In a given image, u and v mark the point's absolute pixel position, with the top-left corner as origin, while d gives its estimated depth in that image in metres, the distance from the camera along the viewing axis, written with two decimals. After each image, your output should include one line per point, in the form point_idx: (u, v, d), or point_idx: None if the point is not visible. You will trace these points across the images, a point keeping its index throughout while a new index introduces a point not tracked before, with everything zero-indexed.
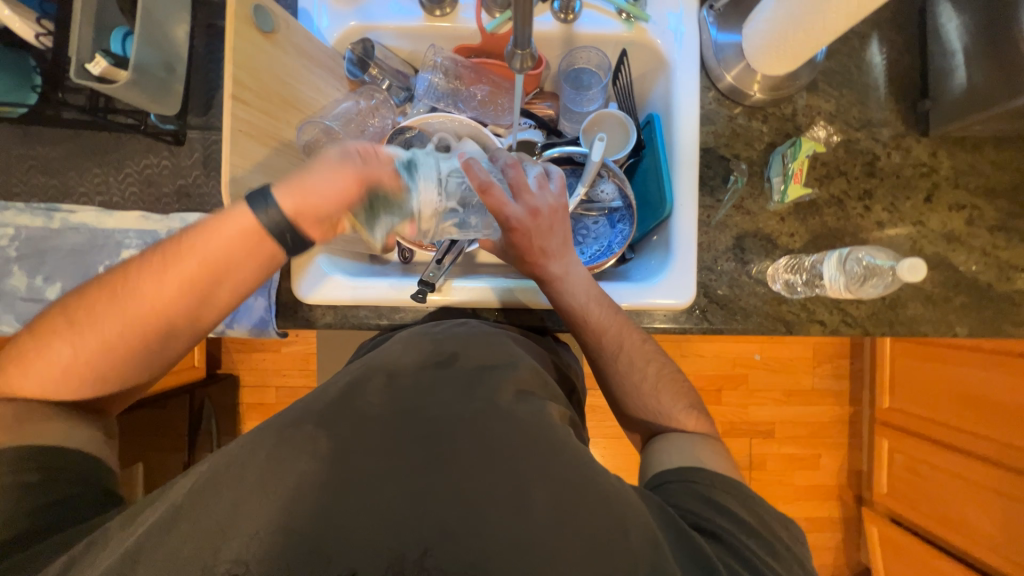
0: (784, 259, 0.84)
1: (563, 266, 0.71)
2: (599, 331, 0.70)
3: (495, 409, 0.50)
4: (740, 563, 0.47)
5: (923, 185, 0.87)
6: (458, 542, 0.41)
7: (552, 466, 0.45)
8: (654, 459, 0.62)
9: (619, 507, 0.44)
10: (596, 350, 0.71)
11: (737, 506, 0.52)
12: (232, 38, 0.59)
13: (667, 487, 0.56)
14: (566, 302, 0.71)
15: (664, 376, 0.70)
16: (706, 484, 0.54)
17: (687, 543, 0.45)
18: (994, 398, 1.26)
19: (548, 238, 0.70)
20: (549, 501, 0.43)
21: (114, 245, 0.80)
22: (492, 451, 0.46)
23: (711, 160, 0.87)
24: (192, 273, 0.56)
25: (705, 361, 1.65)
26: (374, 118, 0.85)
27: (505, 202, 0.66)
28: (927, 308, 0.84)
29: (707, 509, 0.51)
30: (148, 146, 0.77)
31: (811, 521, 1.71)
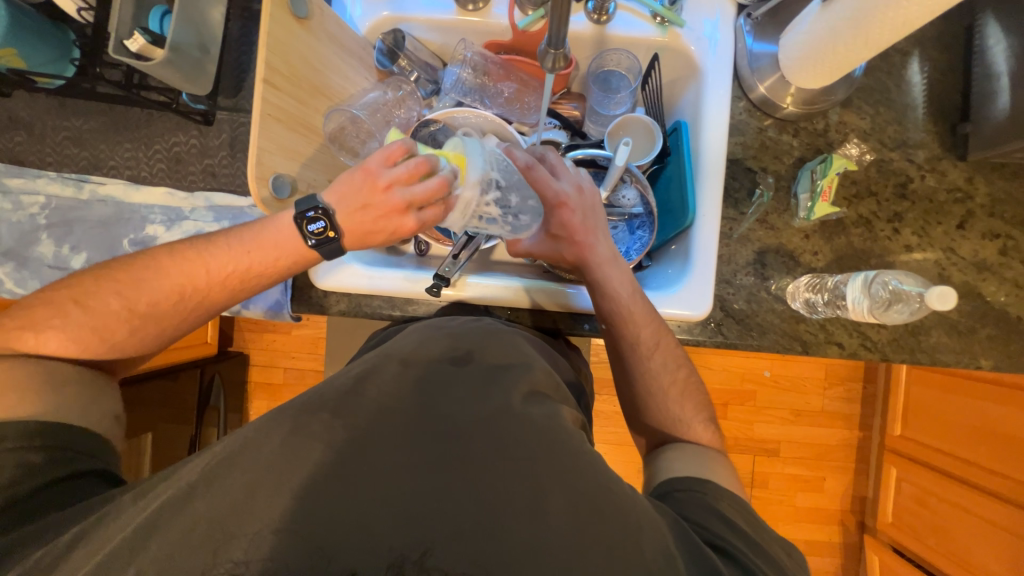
0: (806, 278, 0.82)
1: (607, 250, 0.72)
2: (640, 321, 0.69)
3: (506, 409, 0.49)
4: None
5: (957, 211, 0.84)
6: (462, 544, 0.40)
7: (561, 471, 0.44)
8: (662, 468, 0.61)
9: (628, 518, 0.44)
10: (631, 343, 0.69)
11: (748, 525, 0.51)
12: (267, 22, 0.60)
13: (675, 496, 0.55)
14: (609, 287, 0.70)
15: (689, 383, 0.69)
16: (717, 498, 0.53)
17: (696, 560, 0.44)
18: (1010, 433, 1.22)
19: (592, 220, 0.72)
20: (557, 508, 0.43)
21: (139, 220, 0.84)
22: (501, 452, 0.45)
23: (737, 171, 0.85)
24: (244, 248, 0.64)
25: (714, 374, 1.63)
26: (400, 110, 0.86)
27: (548, 181, 0.71)
28: (951, 337, 0.82)
29: (716, 523, 0.50)
30: (177, 124, 0.78)
31: (811, 544, 1.68)
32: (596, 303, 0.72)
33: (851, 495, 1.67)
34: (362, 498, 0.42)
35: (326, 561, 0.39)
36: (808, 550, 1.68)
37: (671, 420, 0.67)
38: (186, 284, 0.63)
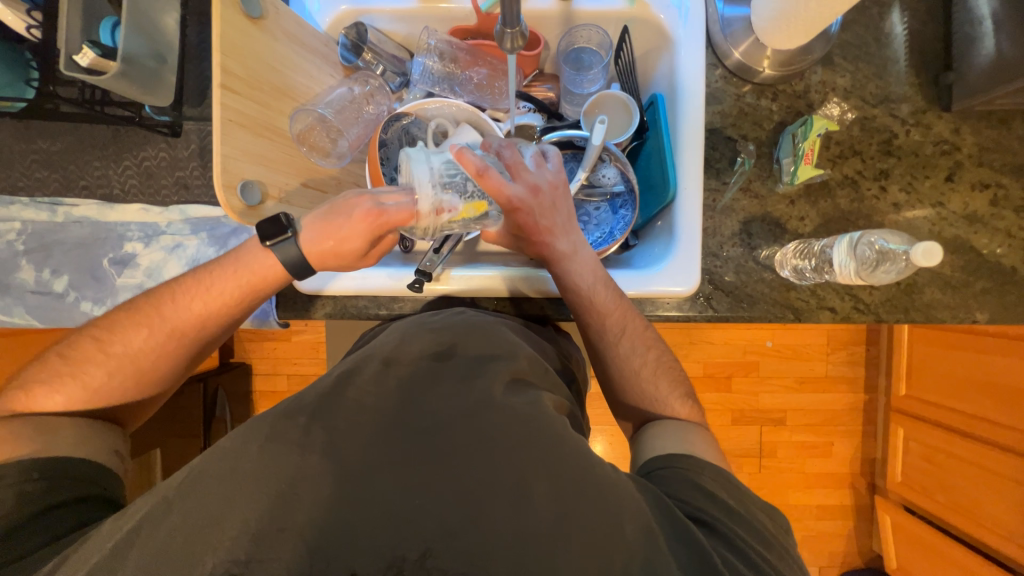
0: (793, 244, 0.80)
1: (568, 244, 0.69)
2: (604, 311, 0.68)
3: (488, 400, 0.49)
4: (737, 556, 0.45)
5: (944, 164, 0.83)
6: (451, 540, 0.40)
7: (545, 457, 0.44)
8: (647, 447, 0.61)
9: (613, 500, 0.43)
10: (597, 332, 0.69)
11: (727, 495, 0.51)
12: (219, 25, 0.58)
13: (659, 475, 0.54)
14: (570, 281, 0.69)
15: (663, 362, 0.69)
16: (697, 471, 0.53)
17: (683, 536, 0.44)
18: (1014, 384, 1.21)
19: (551, 215, 0.68)
20: (541, 494, 0.42)
21: (116, 238, 0.83)
22: (483, 442, 0.45)
23: (717, 141, 0.83)
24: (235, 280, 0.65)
25: (714, 348, 1.62)
26: (369, 105, 0.83)
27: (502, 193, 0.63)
28: (945, 293, 0.81)
29: (698, 498, 0.50)
30: (145, 139, 0.77)
31: (823, 509, 1.68)
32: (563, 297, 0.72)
33: (860, 458, 1.68)
34: (345, 501, 0.42)
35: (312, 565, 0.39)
36: (820, 516, 1.69)
37: (662, 398, 0.66)
38: (185, 322, 0.65)
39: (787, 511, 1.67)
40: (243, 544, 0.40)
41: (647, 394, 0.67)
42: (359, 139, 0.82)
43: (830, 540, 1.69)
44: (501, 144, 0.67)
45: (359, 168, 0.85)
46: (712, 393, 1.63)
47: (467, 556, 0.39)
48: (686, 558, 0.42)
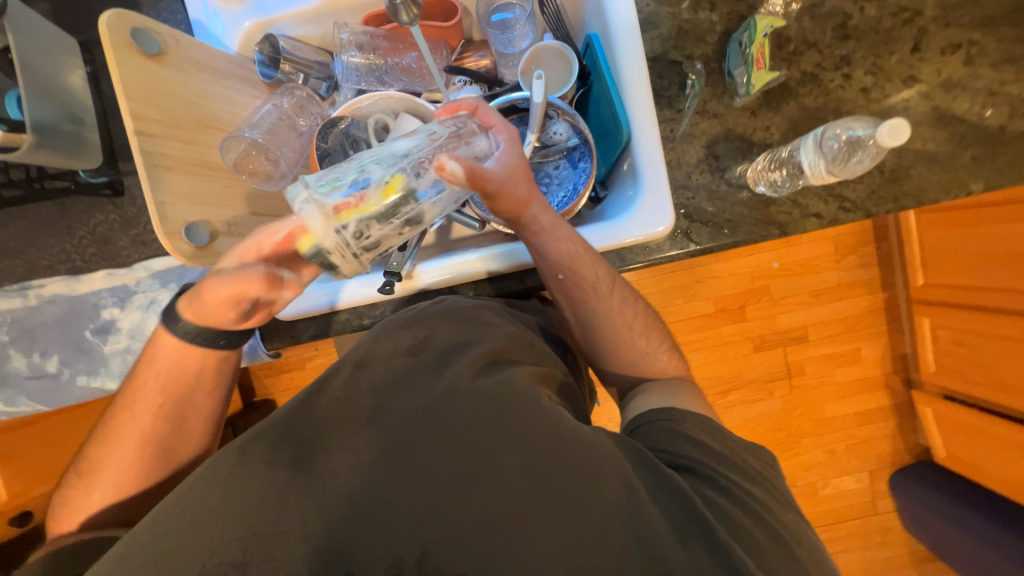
0: (762, 156, 0.77)
1: (543, 213, 0.64)
2: (594, 261, 0.65)
3: (461, 390, 0.51)
4: (722, 492, 0.48)
5: (908, 33, 0.77)
6: (442, 522, 0.44)
7: (515, 436, 0.48)
8: (634, 403, 0.63)
9: (590, 460, 0.47)
10: (592, 289, 0.65)
11: (710, 439, 0.53)
12: (118, 71, 0.56)
13: (642, 429, 0.57)
14: (552, 242, 0.64)
15: (638, 317, 0.68)
16: (678, 420, 0.55)
17: (664, 485, 0.47)
18: None
19: (527, 188, 0.61)
20: (516, 470, 0.46)
21: (92, 308, 0.84)
22: (460, 431, 0.48)
23: (662, 68, 0.79)
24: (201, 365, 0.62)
25: (721, 281, 1.59)
26: (301, 116, 0.81)
27: (480, 171, 0.54)
28: (933, 170, 0.76)
29: (684, 446, 0.52)
30: (91, 204, 0.76)
31: (862, 415, 1.66)
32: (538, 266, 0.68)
33: (889, 356, 1.65)
34: (341, 514, 0.44)
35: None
36: (861, 422, 1.66)
37: (647, 347, 0.67)
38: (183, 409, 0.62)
39: (824, 424, 1.66)
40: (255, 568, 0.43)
41: (634, 346, 0.67)
42: (298, 153, 0.79)
43: (876, 443, 1.67)
44: (486, 109, 0.62)
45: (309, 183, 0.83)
46: (728, 326, 1.61)
47: (462, 535, 0.43)
48: (666, 504, 0.46)
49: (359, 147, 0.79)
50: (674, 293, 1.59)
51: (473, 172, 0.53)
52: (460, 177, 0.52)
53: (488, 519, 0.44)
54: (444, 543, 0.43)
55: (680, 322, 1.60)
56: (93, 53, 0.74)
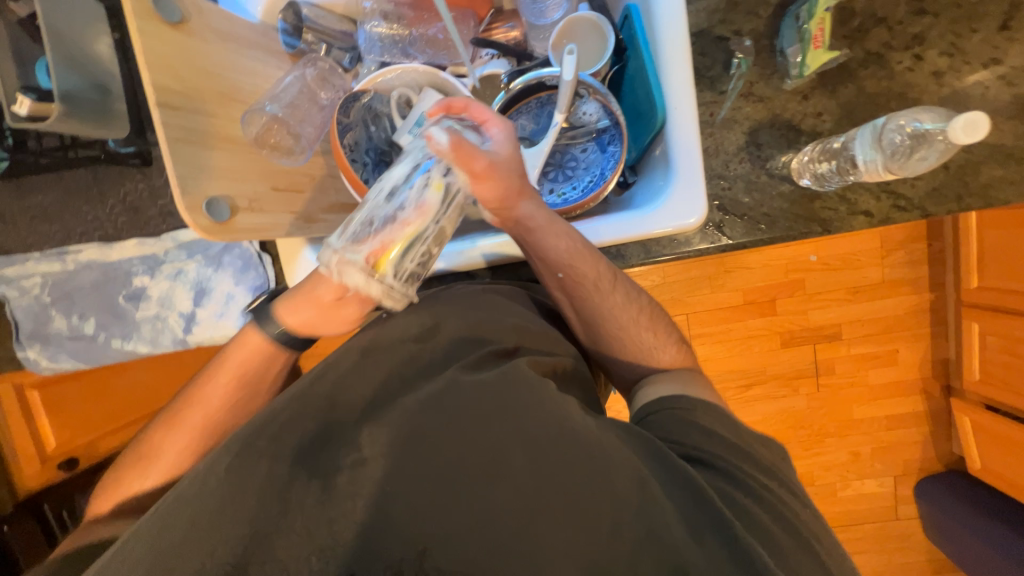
0: (810, 146, 0.70)
1: (536, 207, 0.59)
2: (591, 260, 0.61)
3: (466, 380, 0.50)
4: (741, 489, 0.46)
5: (996, 9, 0.68)
6: (442, 513, 0.43)
7: (520, 429, 0.47)
8: (639, 392, 0.61)
9: (600, 458, 0.45)
10: (587, 291, 0.62)
11: (724, 429, 0.51)
12: (139, 39, 0.55)
13: (652, 419, 0.55)
14: (548, 241, 0.60)
15: (650, 315, 0.65)
16: (690, 408, 0.53)
17: (677, 481, 0.45)
18: None
19: (521, 179, 0.57)
20: (525, 464, 0.45)
21: (125, 275, 0.86)
22: (462, 422, 0.47)
23: (706, 45, 0.72)
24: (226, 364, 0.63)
25: (751, 273, 1.52)
26: (324, 90, 0.80)
27: (473, 149, 0.53)
28: (1007, 167, 0.68)
29: (704, 439, 0.50)
30: (122, 173, 0.78)
31: (893, 419, 1.59)
32: (533, 263, 0.64)
33: (929, 361, 1.56)
34: (347, 493, 0.44)
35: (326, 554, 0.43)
36: (891, 427, 1.59)
37: (662, 342, 0.64)
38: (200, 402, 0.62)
39: (851, 426, 1.59)
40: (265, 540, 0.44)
41: (645, 345, 0.64)
42: (319, 129, 0.77)
43: (904, 449, 1.60)
44: (479, 106, 0.56)
45: (330, 158, 0.82)
46: (755, 320, 1.54)
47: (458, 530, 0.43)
48: (678, 500, 0.44)
49: (381, 122, 0.78)
50: (701, 283, 1.53)
51: (460, 147, 0.52)
52: (446, 150, 0.52)
53: (494, 512, 0.43)
54: (446, 537, 0.42)
55: (705, 312, 1.55)
56: (120, 20, 0.74)
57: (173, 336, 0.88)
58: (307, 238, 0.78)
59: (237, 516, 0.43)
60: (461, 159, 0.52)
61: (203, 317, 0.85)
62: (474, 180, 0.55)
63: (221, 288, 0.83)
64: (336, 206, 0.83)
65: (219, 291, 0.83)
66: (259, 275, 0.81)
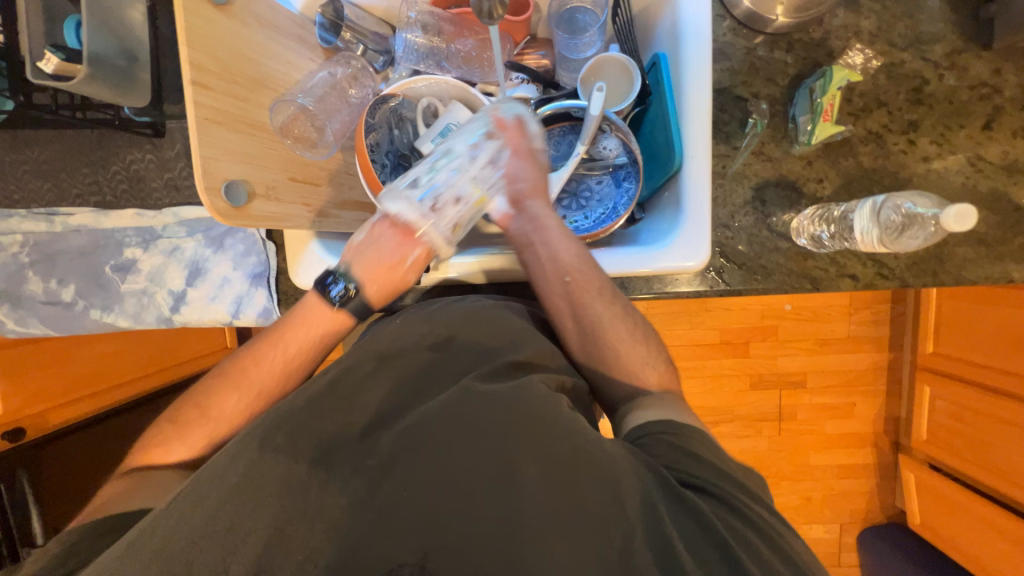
0: (810, 209, 0.76)
1: (543, 211, 0.68)
2: (591, 271, 0.64)
3: (477, 391, 0.51)
4: (741, 518, 0.46)
5: (981, 109, 0.75)
6: (441, 532, 0.43)
7: (533, 447, 0.47)
8: (629, 414, 0.60)
9: (612, 486, 0.45)
10: (591, 304, 0.63)
11: (711, 454, 0.52)
12: (182, 15, 0.54)
13: (644, 442, 0.54)
14: (554, 248, 0.65)
15: (641, 336, 0.63)
16: (681, 433, 0.54)
17: (684, 508, 0.45)
18: None
19: (540, 184, 0.69)
20: (533, 479, 0.45)
21: (115, 245, 0.82)
22: (473, 432, 0.48)
23: (726, 102, 0.77)
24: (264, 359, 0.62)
25: (730, 314, 1.58)
26: (354, 87, 0.81)
27: (526, 134, 0.69)
28: (979, 251, 0.75)
29: (691, 463, 0.50)
30: (131, 141, 0.79)
31: (846, 469, 1.67)
32: (542, 268, 0.66)
33: (883, 417, 1.65)
34: (361, 496, 0.45)
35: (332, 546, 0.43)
36: (844, 476, 1.67)
37: (649, 361, 0.62)
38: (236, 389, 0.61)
39: (806, 471, 1.66)
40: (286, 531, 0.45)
41: (640, 360, 0.62)
42: (344, 127, 0.78)
43: (853, 499, 1.67)
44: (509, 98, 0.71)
45: (349, 155, 0.82)
46: (728, 359, 1.60)
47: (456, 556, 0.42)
48: (682, 522, 0.45)
49: (405, 126, 0.80)
50: (681, 317, 1.58)
51: (519, 127, 0.68)
52: (510, 127, 0.68)
53: (501, 528, 0.43)
54: (451, 548, 0.42)
55: (682, 347, 1.60)
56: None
57: (157, 313, 0.82)
58: (318, 232, 0.77)
59: (250, 509, 0.44)
60: (517, 133, 0.68)
61: (193, 298, 0.80)
62: (519, 158, 0.68)
63: (218, 271, 0.80)
64: (350, 202, 0.83)
65: (215, 273, 0.80)
66: (260, 261, 0.78)
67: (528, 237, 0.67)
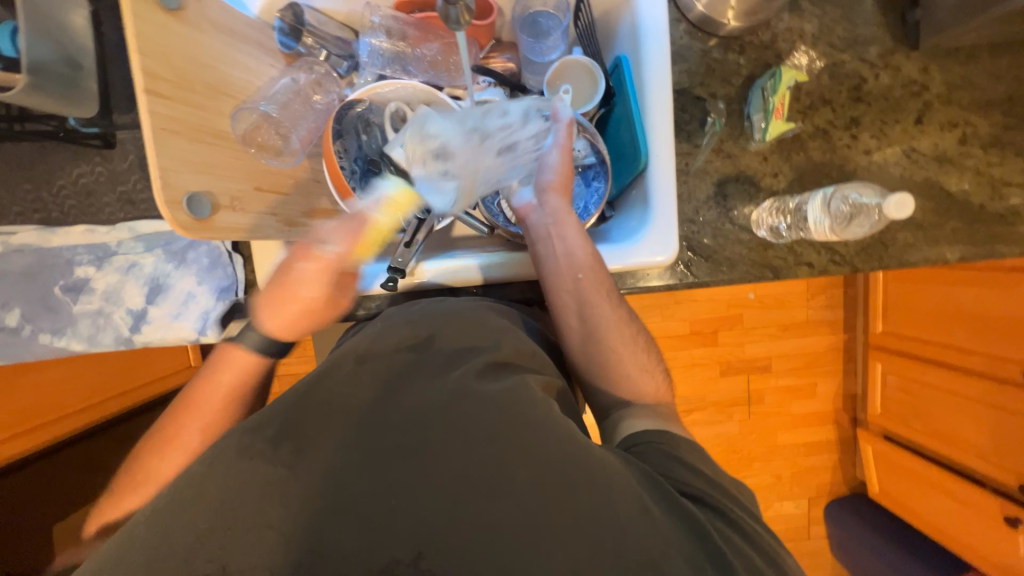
0: (769, 202, 0.80)
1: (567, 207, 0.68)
2: (599, 274, 0.66)
3: (461, 395, 0.51)
4: (730, 525, 0.48)
5: (913, 106, 0.82)
6: (432, 539, 0.43)
7: (521, 447, 0.47)
8: (622, 423, 0.62)
9: (601, 480, 0.46)
10: (599, 302, 0.65)
11: (703, 466, 0.54)
12: (133, 21, 0.51)
13: (638, 450, 0.56)
14: (569, 244, 0.66)
15: (637, 342, 0.66)
16: (673, 444, 0.56)
17: (680, 513, 0.47)
18: (996, 314, 1.22)
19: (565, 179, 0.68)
20: (523, 479, 0.46)
21: (65, 264, 0.77)
22: (461, 436, 0.48)
23: (686, 102, 0.81)
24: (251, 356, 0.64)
25: (697, 305, 1.64)
26: (318, 92, 0.80)
27: None
28: (916, 236, 0.81)
29: (685, 473, 0.52)
30: (77, 155, 0.73)
31: (811, 446, 1.76)
32: (555, 261, 0.67)
33: (842, 395, 1.75)
34: (350, 510, 0.45)
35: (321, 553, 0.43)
36: (808, 453, 1.76)
37: (649, 369, 0.65)
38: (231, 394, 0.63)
39: (775, 451, 1.75)
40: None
41: (618, 356, 0.65)
42: (311, 133, 0.77)
43: (819, 474, 1.77)
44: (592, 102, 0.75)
45: (316, 162, 0.81)
46: (698, 348, 1.67)
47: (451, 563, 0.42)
48: (672, 514, 0.46)
49: (372, 132, 0.77)
50: (652, 310, 1.63)
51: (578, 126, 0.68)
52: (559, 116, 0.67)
53: (494, 531, 0.43)
54: (445, 554, 0.42)
55: (655, 339, 1.64)
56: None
57: (116, 334, 0.78)
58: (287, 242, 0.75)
59: (240, 526, 0.43)
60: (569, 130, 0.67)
61: (155, 317, 0.77)
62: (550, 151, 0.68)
63: (181, 286, 0.76)
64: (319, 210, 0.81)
65: (178, 289, 0.76)
66: (226, 274, 0.75)
67: (541, 232, 0.68)
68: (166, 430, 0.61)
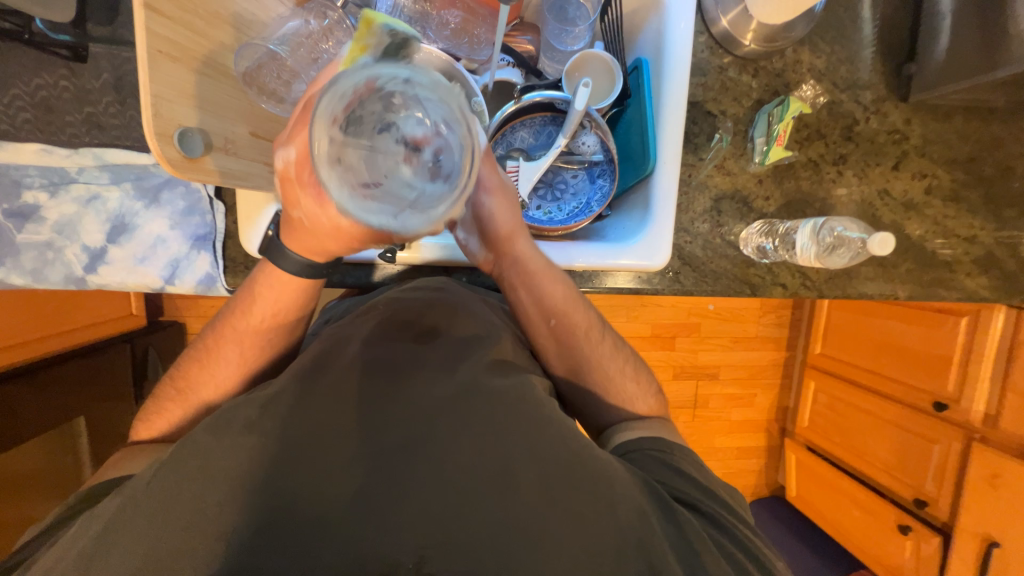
0: (758, 224, 0.84)
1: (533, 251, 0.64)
2: (571, 311, 0.65)
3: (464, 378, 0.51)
4: (723, 532, 0.51)
5: (893, 152, 0.89)
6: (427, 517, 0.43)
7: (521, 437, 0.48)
8: (619, 432, 0.65)
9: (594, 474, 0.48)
10: (572, 339, 0.66)
11: (698, 474, 0.58)
12: None
13: (634, 459, 0.59)
14: (537, 287, 0.64)
15: (614, 351, 0.67)
16: (669, 454, 0.59)
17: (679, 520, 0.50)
18: (922, 350, 1.36)
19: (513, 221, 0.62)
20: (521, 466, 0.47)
21: (11, 185, 0.68)
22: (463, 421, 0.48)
23: (697, 116, 0.83)
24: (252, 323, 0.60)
25: (663, 310, 1.71)
26: (328, 42, 0.68)
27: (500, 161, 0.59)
28: (876, 271, 0.89)
29: (681, 482, 0.55)
30: (39, 63, 0.65)
31: (745, 451, 1.91)
32: (527, 306, 0.66)
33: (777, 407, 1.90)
34: None
35: (322, 523, 0.44)
36: (739, 456, 1.91)
37: (620, 374, 0.67)
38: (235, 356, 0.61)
39: (712, 452, 1.88)
40: (268, 511, 0.44)
41: (605, 355, 0.66)
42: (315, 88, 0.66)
43: (747, 476, 1.93)
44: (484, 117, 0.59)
45: None
46: (658, 351, 1.75)
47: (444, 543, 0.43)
48: (668, 522, 0.49)
49: None
50: (621, 310, 1.68)
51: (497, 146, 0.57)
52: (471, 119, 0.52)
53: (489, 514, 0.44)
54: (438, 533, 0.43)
55: (620, 338, 1.70)
56: None
57: (65, 272, 0.70)
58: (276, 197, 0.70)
59: None
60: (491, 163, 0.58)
61: (115, 258, 0.69)
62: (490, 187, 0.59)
63: (150, 228, 0.69)
64: None
65: (145, 231, 0.69)
66: (204, 221, 0.70)
67: (508, 273, 0.65)
68: (182, 379, 0.62)
